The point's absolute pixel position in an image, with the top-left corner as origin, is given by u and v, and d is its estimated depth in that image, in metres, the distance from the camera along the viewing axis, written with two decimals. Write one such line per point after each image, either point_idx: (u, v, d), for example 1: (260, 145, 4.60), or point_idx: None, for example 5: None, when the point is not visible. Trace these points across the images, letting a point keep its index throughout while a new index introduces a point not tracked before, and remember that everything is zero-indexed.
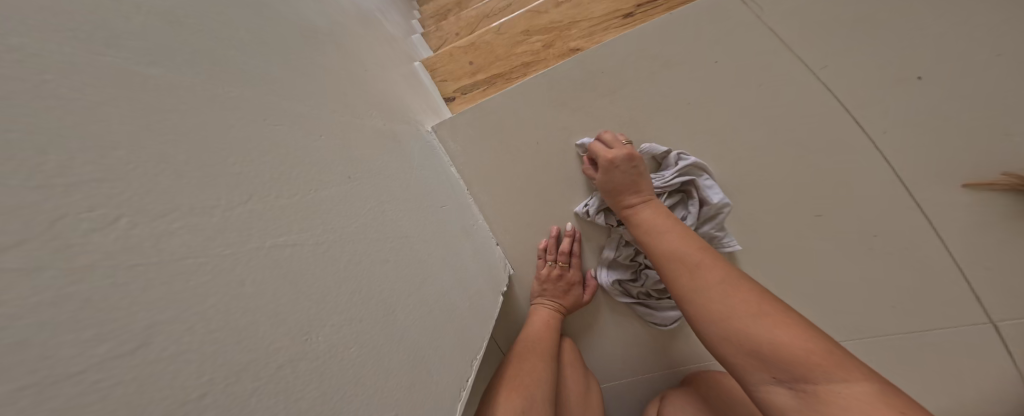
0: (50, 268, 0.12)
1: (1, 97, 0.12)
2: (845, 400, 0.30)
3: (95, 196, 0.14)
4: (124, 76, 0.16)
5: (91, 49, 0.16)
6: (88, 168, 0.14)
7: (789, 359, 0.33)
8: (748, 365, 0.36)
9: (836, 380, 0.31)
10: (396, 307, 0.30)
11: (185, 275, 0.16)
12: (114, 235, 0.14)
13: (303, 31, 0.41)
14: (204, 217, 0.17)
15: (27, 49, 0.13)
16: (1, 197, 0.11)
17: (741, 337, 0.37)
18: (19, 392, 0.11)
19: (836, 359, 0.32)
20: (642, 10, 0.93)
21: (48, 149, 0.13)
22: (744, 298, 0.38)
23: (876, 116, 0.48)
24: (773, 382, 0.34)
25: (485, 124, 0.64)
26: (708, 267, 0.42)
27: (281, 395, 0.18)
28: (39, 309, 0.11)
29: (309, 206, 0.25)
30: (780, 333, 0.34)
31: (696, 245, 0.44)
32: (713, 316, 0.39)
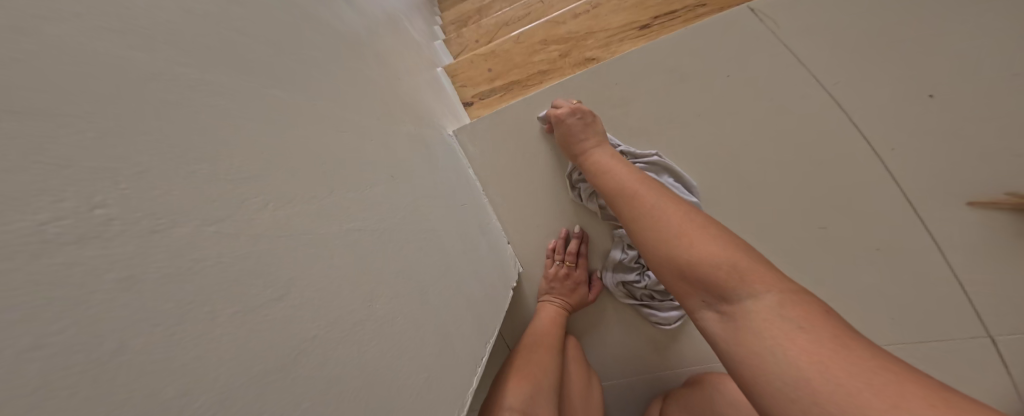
0: (241, 234, 0.18)
1: (179, 119, 0.18)
2: (755, 314, 0.30)
3: (240, 192, 0.20)
4: (231, 99, 0.22)
5: (214, 83, 0.22)
6: (231, 171, 0.20)
7: (711, 280, 0.34)
8: (685, 292, 0.37)
9: (751, 295, 0.31)
10: (427, 287, 0.35)
11: (297, 248, 0.22)
12: (258, 217, 0.20)
13: (352, 46, 0.48)
14: (299, 210, 0.23)
15: (183, 86, 0.19)
16: (201, 188, 0.18)
17: (677, 258, 0.38)
18: (236, 313, 0.17)
19: (749, 273, 0.33)
20: (659, 22, 0.97)
21: (206, 155, 0.19)
22: (676, 227, 0.40)
23: (885, 132, 0.51)
24: (703, 306, 0.35)
25: (502, 130, 0.69)
26: (648, 199, 0.45)
27: (356, 345, 0.24)
28: (239, 260, 0.18)
29: (358, 201, 0.30)
30: (698, 252, 0.36)
31: (646, 186, 0.47)
32: (653, 243, 0.41)
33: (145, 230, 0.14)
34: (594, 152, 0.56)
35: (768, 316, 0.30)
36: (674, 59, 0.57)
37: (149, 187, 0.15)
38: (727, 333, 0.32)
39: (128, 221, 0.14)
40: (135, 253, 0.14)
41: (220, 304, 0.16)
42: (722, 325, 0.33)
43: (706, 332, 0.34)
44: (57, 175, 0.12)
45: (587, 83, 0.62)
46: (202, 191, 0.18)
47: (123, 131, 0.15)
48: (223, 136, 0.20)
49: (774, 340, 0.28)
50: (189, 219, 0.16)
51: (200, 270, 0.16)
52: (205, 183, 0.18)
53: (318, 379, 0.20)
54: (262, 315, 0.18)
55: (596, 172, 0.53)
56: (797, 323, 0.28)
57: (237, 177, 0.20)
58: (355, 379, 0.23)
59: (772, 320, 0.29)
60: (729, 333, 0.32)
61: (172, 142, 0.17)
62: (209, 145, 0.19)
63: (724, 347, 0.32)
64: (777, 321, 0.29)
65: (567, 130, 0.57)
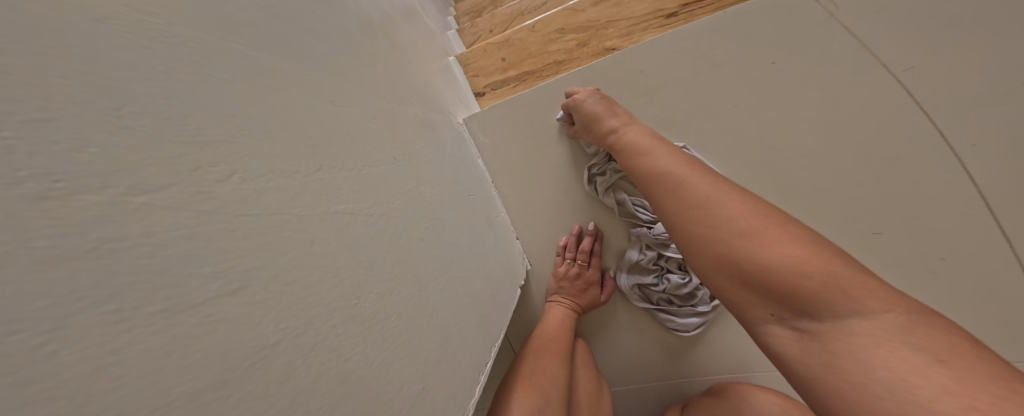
0: (186, 209, 0.14)
1: (119, 62, 0.14)
2: (859, 337, 0.25)
3: (198, 159, 0.16)
4: (205, 51, 0.18)
5: (184, 30, 0.18)
6: (191, 134, 0.16)
7: (793, 290, 0.29)
8: (745, 301, 0.32)
9: (854, 314, 0.26)
10: (428, 286, 0.31)
11: (266, 232, 0.18)
12: (220, 190, 0.16)
13: (360, 21, 0.44)
14: (278, 189, 0.20)
15: (134, 23, 0.15)
16: (137, 148, 0.14)
17: (740, 259, 0.32)
18: (160, 315, 0.13)
19: (847, 284, 0.27)
20: (688, 10, 0.91)
21: (155, 111, 0.15)
22: (737, 219, 0.34)
23: (960, 126, 0.44)
24: (772, 320, 0.31)
25: (515, 118, 0.65)
26: (699, 185, 0.38)
27: (334, 351, 0.20)
28: (176, 242, 0.14)
29: (352, 184, 0.26)
30: (774, 254, 0.30)
31: (693, 169, 0.40)
32: (700, 242, 0.36)
33: (32, 195, 0.10)
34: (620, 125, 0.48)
35: (882, 342, 0.24)
36: (711, 44, 0.52)
37: (51, 140, 0.11)
38: (808, 357, 0.27)
39: (1, 181, 0.10)
40: (2, 228, 0.10)
41: (138, 301, 0.12)
42: (798, 346, 0.28)
43: (775, 350, 0.30)
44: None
45: (609, 67, 0.57)
46: (138, 153, 0.14)
47: (34, 66, 0.11)
48: (186, 88, 0.17)
49: (888, 371, 0.23)
50: (111, 185, 0.12)
51: (111, 255, 0.12)
52: (146, 143, 0.14)
53: (278, 396, 0.16)
54: (202, 316, 0.14)
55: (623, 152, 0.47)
56: (929, 353, 0.23)
57: (198, 138, 0.16)
58: (329, 393, 0.19)
59: (886, 345, 0.24)
60: (816, 361, 0.27)
61: (109, 90, 0.13)
62: (167, 101, 0.15)
63: (805, 376, 0.28)
64: (902, 351, 0.23)
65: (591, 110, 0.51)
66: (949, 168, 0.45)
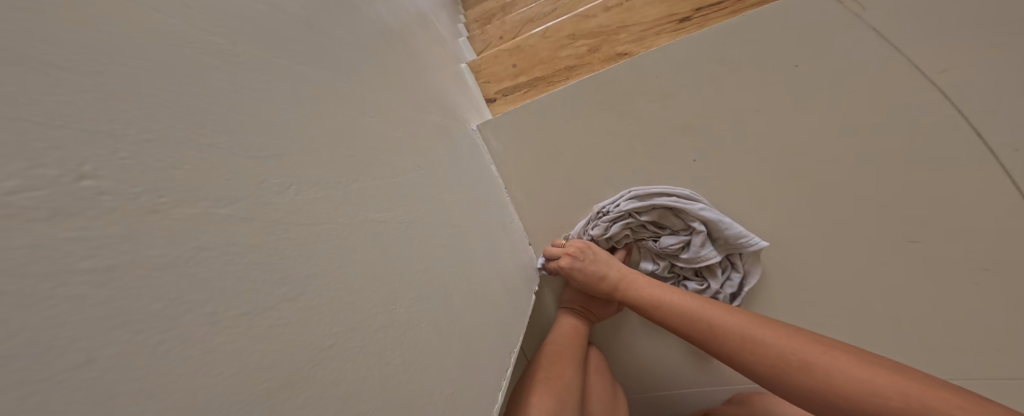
0: (257, 219, 0.16)
1: (199, 80, 0.16)
2: (854, 396, 0.34)
3: (263, 172, 0.17)
4: (260, 68, 0.20)
5: (243, 49, 0.19)
6: (256, 147, 0.18)
7: (783, 368, 0.39)
8: (768, 388, 0.40)
9: (832, 376, 0.36)
10: (452, 292, 0.33)
11: (318, 240, 0.19)
12: (282, 200, 0.18)
13: (382, 32, 0.46)
14: (326, 199, 0.21)
15: (207, 44, 0.17)
16: (218, 162, 0.15)
17: (750, 357, 0.41)
18: (241, 317, 0.14)
19: (796, 343, 0.39)
20: (700, 14, 0.91)
21: (227, 126, 0.17)
22: (723, 324, 0.44)
23: (999, 132, 0.44)
24: (790, 399, 0.38)
25: (528, 126, 0.66)
26: (682, 304, 0.48)
27: (376, 355, 0.21)
28: (249, 250, 0.15)
29: (384, 196, 0.28)
30: (768, 350, 0.40)
31: (667, 290, 0.51)
32: (713, 345, 0.44)
33: (142, 209, 0.12)
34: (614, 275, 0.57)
35: (866, 393, 0.33)
36: (727, 49, 0.53)
37: (155, 158, 0.13)
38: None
39: (119, 197, 0.12)
40: (123, 237, 0.11)
41: (224, 303, 0.14)
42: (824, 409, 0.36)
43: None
44: (28, 133, 0.10)
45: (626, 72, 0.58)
46: (219, 168, 0.15)
47: (133, 89, 0.13)
48: (249, 105, 0.18)
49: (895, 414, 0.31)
50: (200, 199, 0.14)
51: (201, 262, 0.13)
52: (224, 159, 0.16)
53: (334, 397, 0.18)
54: (272, 319, 0.15)
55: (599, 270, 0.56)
56: (890, 393, 0.32)
57: (262, 151, 0.18)
58: (373, 396, 0.20)
59: (866, 375, 0.34)
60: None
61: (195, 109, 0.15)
62: (235, 116, 0.17)
63: None
64: (879, 372, 0.34)
65: (579, 266, 0.58)
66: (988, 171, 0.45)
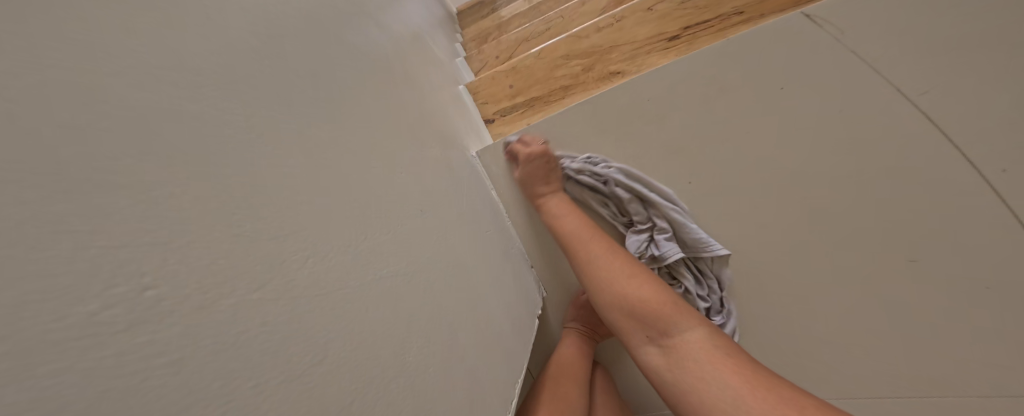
0: (284, 297, 0.19)
1: (225, 174, 0.19)
2: (699, 356, 0.44)
3: (288, 252, 0.21)
4: (274, 143, 0.23)
5: (259, 132, 0.22)
6: (278, 229, 0.20)
7: (653, 314, 0.50)
8: (632, 329, 0.52)
9: (685, 331, 0.47)
10: (458, 331, 0.35)
11: (336, 306, 0.22)
12: (304, 275, 0.21)
13: (382, 73, 0.49)
14: (341, 266, 0.24)
15: (231, 135, 0.20)
16: (253, 251, 0.19)
17: (629, 302, 0.53)
18: (279, 384, 0.18)
19: (676, 312, 0.49)
20: (689, 32, 0.97)
21: (252, 213, 0.19)
22: (618, 270, 0.56)
23: (991, 153, 0.45)
24: (648, 342, 0.50)
25: (525, 149, 0.69)
26: (592, 247, 0.59)
27: (390, 403, 0.24)
28: (279, 325, 0.19)
29: (393, 250, 0.30)
30: (643, 295, 0.52)
31: (587, 228, 0.61)
32: (608, 289, 0.55)
33: (194, 306, 0.15)
34: (552, 198, 0.66)
35: (703, 349, 0.44)
36: (720, 71, 0.55)
37: (198, 260, 0.16)
38: (668, 366, 0.46)
39: (177, 299, 0.14)
40: (180, 334, 0.14)
41: (265, 375, 0.17)
42: (662, 356, 0.47)
43: (649, 364, 0.48)
44: (102, 263, 0.13)
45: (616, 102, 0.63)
46: (252, 256, 0.18)
47: (176, 196, 0.16)
48: (268, 190, 0.21)
49: (714, 371, 0.42)
50: (236, 289, 0.17)
51: (242, 342, 0.17)
52: (256, 246, 0.19)
53: None
54: (302, 383, 0.19)
55: (552, 219, 0.64)
56: (722, 350, 0.44)
57: (281, 231, 0.21)
58: None
59: (710, 358, 0.43)
60: (667, 366, 0.46)
61: (227, 207, 0.18)
62: (254, 201, 0.20)
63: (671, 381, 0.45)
64: (715, 355, 0.43)
65: (531, 166, 0.65)
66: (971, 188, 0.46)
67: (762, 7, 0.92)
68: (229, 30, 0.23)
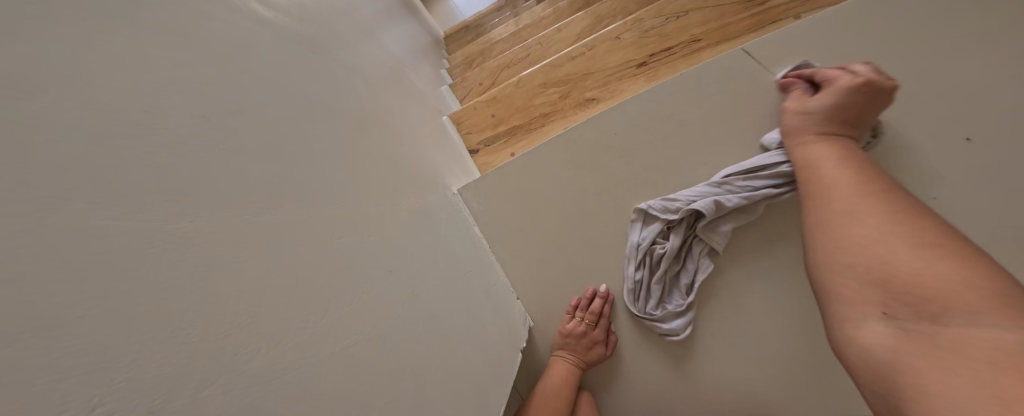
0: (255, 388, 0.23)
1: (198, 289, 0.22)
2: (971, 343, 0.29)
3: (256, 346, 0.24)
4: (246, 245, 0.27)
5: (233, 239, 0.26)
6: (246, 328, 0.24)
7: (914, 292, 0.35)
8: (862, 300, 0.39)
9: (963, 319, 0.31)
10: (424, 380, 0.41)
11: (304, 385, 0.27)
12: (272, 363, 0.25)
13: (356, 133, 0.54)
14: (308, 347, 0.28)
15: (207, 250, 0.24)
16: (227, 354, 0.22)
17: (879, 265, 0.38)
18: None
19: (976, 310, 0.30)
20: (654, 60, 1.03)
21: (219, 319, 0.23)
22: (870, 230, 0.41)
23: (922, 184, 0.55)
24: (882, 317, 0.36)
25: (504, 185, 0.76)
26: (850, 193, 0.45)
27: None
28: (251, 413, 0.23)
29: (358, 321, 0.35)
30: (912, 259, 0.36)
31: (855, 172, 0.47)
32: (843, 245, 0.42)
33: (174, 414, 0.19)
34: (804, 139, 0.53)
35: (971, 349, 0.29)
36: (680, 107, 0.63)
37: (172, 374, 0.19)
38: (893, 347, 0.34)
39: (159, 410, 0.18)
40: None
41: None
42: (894, 337, 0.34)
43: (865, 340, 0.37)
44: (89, 399, 0.16)
45: (585, 138, 0.70)
46: (226, 358, 0.22)
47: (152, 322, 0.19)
48: (241, 291, 0.25)
49: (961, 380, 0.28)
50: (211, 389, 0.21)
51: None
52: (227, 350, 0.23)
53: None
54: None
55: (805, 172, 0.51)
56: (999, 358, 0.27)
57: (243, 327, 0.24)
58: None
59: (990, 362, 0.27)
60: (892, 349, 0.34)
61: (192, 319, 0.21)
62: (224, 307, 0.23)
63: (885, 363, 0.34)
64: (999, 361, 0.27)
65: (770, 112, 0.56)
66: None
67: (716, 35, 0.98)
68: (202, 148, 0.27)
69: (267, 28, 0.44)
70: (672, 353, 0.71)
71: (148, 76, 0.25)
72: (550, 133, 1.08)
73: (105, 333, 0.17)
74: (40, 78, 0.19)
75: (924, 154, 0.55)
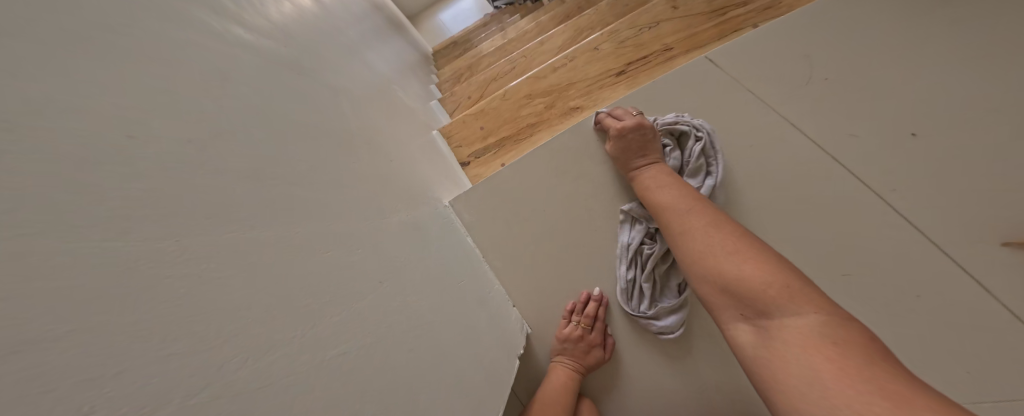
0: (244, 405, 0.23)
1: (181, 305, 0.22)
2: (799, 342, 0.35)
3: (242, 364, 0.24)
4: (230, 263, 0.27)
5: (215, 256, 0.26)
6: (228, 346, 0.24)
7: (755, 295, 0.41)
8: (724, 306, 0.44)
9: (795, 315, 0.37)
10: (419, 393, 0.41)
11: (294, 400, 0.27)
12: (261, 379, 0.25)
13: (343, 150, 0.55)
14: (295, 363, 0.28)
15: (188, 266, 0.23)
16: (215, 373, 0.22)
17: (722, 276, 0.45)
18: None
19: (797, 294, 0.38)
20: (632, 68, 1.08)
21: (204, 336, 0.23)
22: (720, 245, 0.47)
23: (885, 177, 0.67)
24: (742, 320, 0.42)
25: (495, 195, 0.78)
26: (687, 217, 0.54)
27: None
28: None
29: (347, 334, 0.35)
30: (749, 272, 0.42)
31: (689, 199, 0.57)
32: (698, 260, 0.49)
33: None
34: (648, 169, 0.65)
35: (809, 343, 0.34)
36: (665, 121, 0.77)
37: (161, 392, 0.19)
38: (759, 344, 0.39)
39: None
40: None
41: None
42: (756, 336, 0.39)
43: (737, 341, 0.42)
44: (91, 402, 0.16)
45: (572, 148, 0.75)
46: (214, 378, 0.22)
47: (138, 339, 0.19)
48: (223, 309, 0.25)
49: (814, 369, 0.32)
50: (197, 408, 0.20)
51: None
52: (212, 369, 0.22)
53: None
54: None
55: (647, 194, 0.63)
56: (833, 348, 0.33)
57: (236, 335, 0.25)
58: None
59: (805, 340, 0.34)
60: (761, 345, 0.38)
61: (191, 326, 0.22)
62: (206, 324, 0.23)
63: (755, 358, 0.39)
64: (813, 339, 0.34)
65: (625, 140, 0.68)
66: (872, 198, 0.67)
67: (687, 43, 1.05)
68: (196, 166, 0.28)
69: (252, 52, 0.46)
70: (667, 351, 0.73)
71: (133, 99, 0.26)
72: (539, 142, 1.10)
73: (110, 343, 0.18)
74: (47, 98, 0.20)
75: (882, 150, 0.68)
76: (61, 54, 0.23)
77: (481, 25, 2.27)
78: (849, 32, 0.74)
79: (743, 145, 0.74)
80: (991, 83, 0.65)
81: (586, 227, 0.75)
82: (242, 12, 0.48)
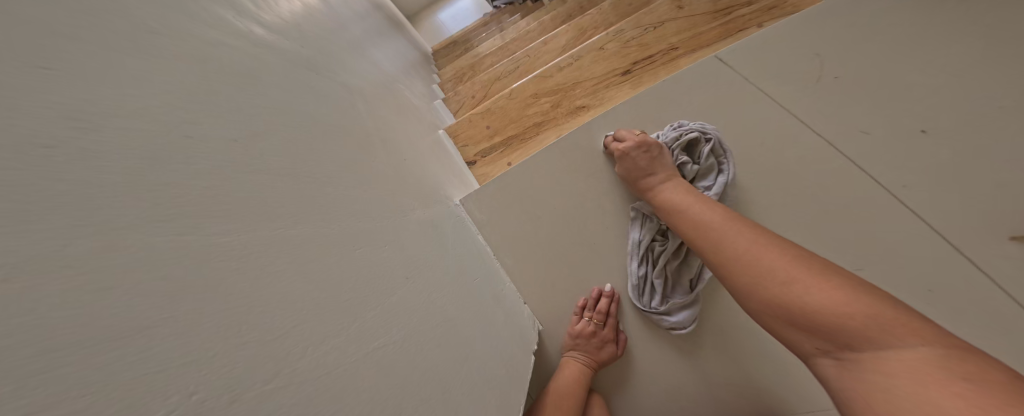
0: (303, 385, 0.25)
1: (244, 293, 0.24)
2: (898, 367, 0.34)
3: (298, 348, 0.26)
4: (279, 256, 0.28)
5: (267, 250, 0.27)
6: (286, 332, 0.25)
7: (833, 327, 0.39)
8: (797, 338, 0.43)
9: (896, 347, 0.35)
10: (449, 385, 0.42)
11: (343, 384, 0.28)
12: (314, 363, 0.27)
13: (362, 149, 0.56)
14: (341, 351, 0.30)
15: (246, 258, 0.25)
16: (277, 356, 0.24)
17: (781, 305, 0.44)
18: None
19: (892, 325, 0.36)
20: (638, 67, 1.09)
21: (265, 321, 0.24)
22: (779, 271, 0.45)
23: (894, 175, 0.68)
24: (821, 354, 0.40)
25: (506, 194, 0.79)
26: (735, 240, 0.52)
27: None
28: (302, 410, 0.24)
29: (382, 326, 0.36)
30: (814, 300, 0.41)
31: (726, 217, 0.56)
32: (751, 288, 0.47)
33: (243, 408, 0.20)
34: (663, 187, 0.66)
35: (914, 367, 0.33)
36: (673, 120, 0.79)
37: (236, 371, 0.21)
38: (847, 377, 0.37)
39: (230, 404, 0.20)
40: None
41: None
42: (841, 371, 0.38)
43: (822, 374, 0.40)
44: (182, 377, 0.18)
45: (582, 147, 0.77)
46: (276, 360, 0.24)
47: (214, 322, 0.21)
48: (279, 299, 0.26)
49: (925, 395, 0.31)
50: (265, 387, 0.22)
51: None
52: (274, 352, 0.24)
53: None
54: None
55: (676, 216, 0.62)
56: (951, 372, 0.31)
57: (292, 324, 0.26)
58: None
59: (914, 376, 0.32)
60: (848, 380, 0.37)
61: (252, 312, 0.24)
62: (265, 311, 0.25)
63: (843, 393, 0.37)
64: (931, 372, 0.32)
65: (633, 160, 0.69)
66: (882, 195, 0.69)
67: (691, 44, 1.06)
68: (243, 164, 0.29)
69: (273, 53, 0.47)
70: (678, 346, 0.74)
71: (186, 100, 0.27)
72: (544, 143, 1.12)
73: (194, 324, 0.19)
74: (114, 98, 0.22)
75: (892, 148, 0.69)
76: (118, 56, 0.24)
77: (482, 25, 2.29)
78: (852, 32, 0.75)
79: (751, 144, 0.75)
80: (989, 81, 0.67)
81: (597, 225, 0.77)
82: (261, 14, 0.49)
